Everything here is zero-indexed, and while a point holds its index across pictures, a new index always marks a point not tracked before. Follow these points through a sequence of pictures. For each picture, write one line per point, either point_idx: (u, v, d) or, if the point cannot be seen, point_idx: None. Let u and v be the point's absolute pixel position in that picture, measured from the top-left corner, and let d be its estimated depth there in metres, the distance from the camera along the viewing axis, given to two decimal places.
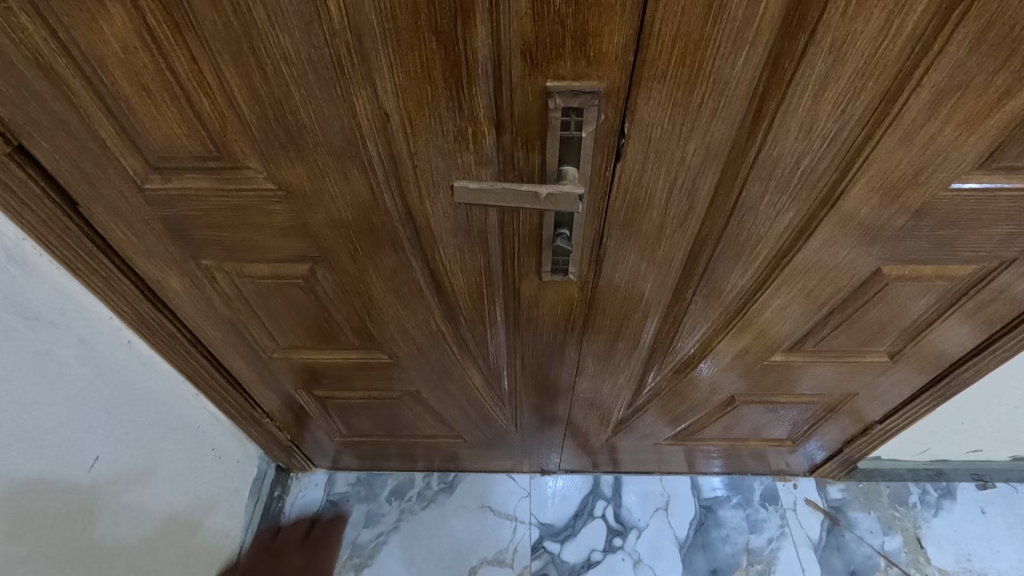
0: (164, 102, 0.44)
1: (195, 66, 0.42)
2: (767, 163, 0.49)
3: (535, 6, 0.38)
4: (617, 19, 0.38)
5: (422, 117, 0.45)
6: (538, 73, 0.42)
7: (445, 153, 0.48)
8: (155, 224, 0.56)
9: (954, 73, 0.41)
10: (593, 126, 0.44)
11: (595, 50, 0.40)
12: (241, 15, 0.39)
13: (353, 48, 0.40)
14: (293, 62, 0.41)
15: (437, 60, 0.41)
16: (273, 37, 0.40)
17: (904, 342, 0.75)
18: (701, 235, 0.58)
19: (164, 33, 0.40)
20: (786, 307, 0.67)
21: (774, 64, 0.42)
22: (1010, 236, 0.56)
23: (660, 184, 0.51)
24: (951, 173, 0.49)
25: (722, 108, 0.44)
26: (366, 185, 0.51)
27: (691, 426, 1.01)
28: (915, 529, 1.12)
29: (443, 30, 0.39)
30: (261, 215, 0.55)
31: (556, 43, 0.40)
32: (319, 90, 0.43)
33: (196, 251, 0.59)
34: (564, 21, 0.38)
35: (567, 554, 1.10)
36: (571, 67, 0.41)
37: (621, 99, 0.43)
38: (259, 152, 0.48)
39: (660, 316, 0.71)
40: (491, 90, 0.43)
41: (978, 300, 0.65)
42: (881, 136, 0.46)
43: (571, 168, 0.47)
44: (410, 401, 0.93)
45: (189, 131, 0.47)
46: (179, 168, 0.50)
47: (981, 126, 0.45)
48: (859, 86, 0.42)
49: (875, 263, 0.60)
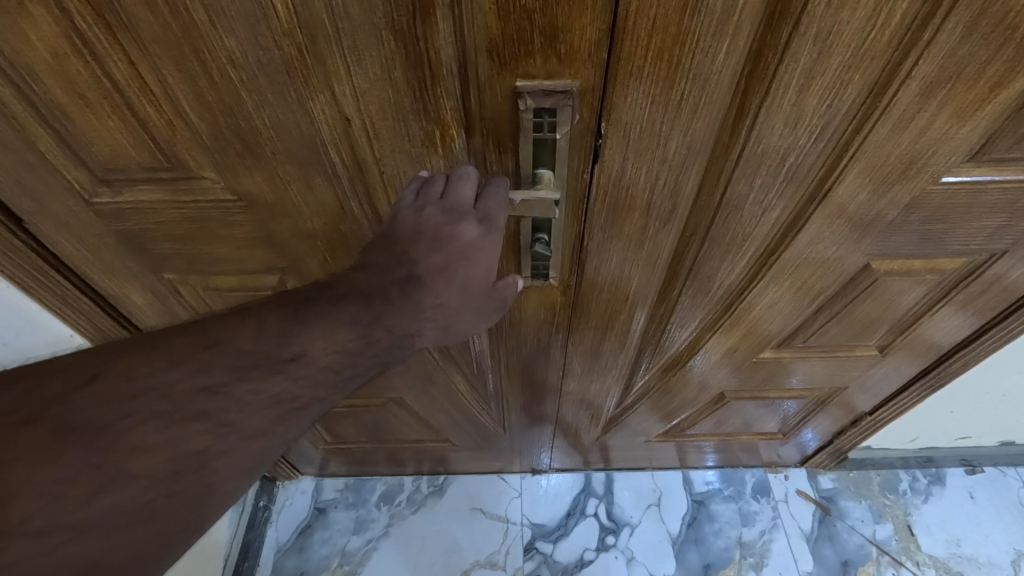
0: (104, 111, 0.41)
1: (135, 71, 0.39)
2: (752, 161, 0.47)
3: (499, 1, 0.35)
4: (588, 13, 0.36)
5: (386, 121, 0.42)
6: (507, 72, 0.39)
7: (413, 158, 0.45)
8: (109, 239, 0.53)
9: (945, 64, 0.39)
10: (568, 127, 0.42)
11: (566, 47, 0.37)
12: (180, 16, 0.36)
13: (305, 49, 0.38)
14: (242, 65, 0.39)
15: (396, 61, 0.38)
16: (218, 39, 0.37)
17: (893, 336, 0.74)
18: (685, 235, 0.56)
19: (97, 36, 0.37)
20: (775, 304, 0.66)
21: (757, 57, 0.39)
22: (1000, 228, 0.54)
23: (641, 184, 0.48)
24: (941, 167, 0.47)
25: (703, 106, 0.42)
26: (332, 192, 0.49)
27: (682, 422, 0.99)
28: (905, 516, 1.12)
29: (401, 28, 0.37)
30: (222, 227, 0.52)
31: (524, 40, 0.37)
32: (272, 95, 0.40)
33: (158, 265, 0.56)
34: (531, 16, 0.36)
35: (560, 554, 1.09)
36: (542, 66, 0.38)
37: (597, 99, 0.41)
38: (213, 161, 0.46)
39: (648, 311, 0.68)
40: (457, 91, 0.40)
41: (969, 292, 0.64)
42: (869, 131, 0.44)
43: (545, 171, 0.45)
44: (394, 407, 0.92)
45: (136, 141, 0.44)
46: (130, 180, 0.47)
47: (972, 118, 0.43)
48: (847, 78, 0.40)
49: (864, 259, 0.59)
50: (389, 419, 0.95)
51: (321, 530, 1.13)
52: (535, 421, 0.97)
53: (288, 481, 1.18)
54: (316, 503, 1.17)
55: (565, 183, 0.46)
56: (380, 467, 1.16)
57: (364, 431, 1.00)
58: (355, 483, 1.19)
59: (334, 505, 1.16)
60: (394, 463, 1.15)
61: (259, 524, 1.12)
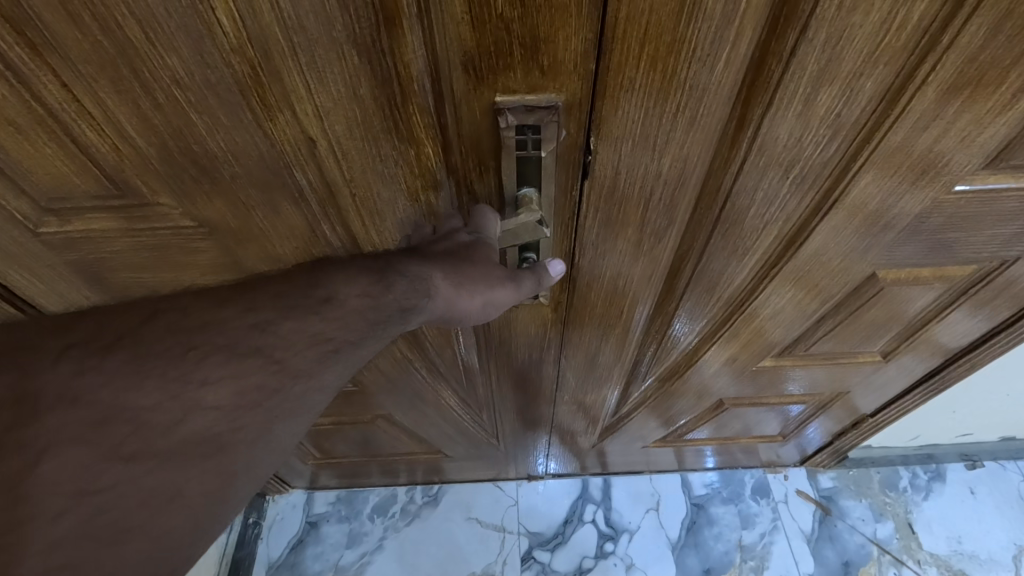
0: (40, 137, 0.38)
1: (69, 94, 0.35)
2: (753, 172, 0.43)
3: (473, 10, 0.31)
4: (572, 21, 0.32)
5: (354, 142, 0.40)
6: (485, 87, 0.35)
7: (386, 179, 0.43)
8: (63, 268, 0.50)
9: (964, 70, 0.36)
10: (554, 143, 0.39)
11: (549, 59, 0.34)
12: (113, 33, 0.32)
13: (259, 66, 0.34)
14: (189, 86, 0.35)
15: (361, 78, 0.35)
16: (159, 58, 0.33)
17: (898, 341, 0.71)
18: (682, 248, 0.52)
19: (20, 58, 0.33)
20: (777, 314, 0.63)
21: (758, 65, 0.36)
22: (1015, 235, 0.51)
23: (635, 199, 0.45)
24: (955, 175, 0.44)
25: (701, 118, 0.38)
26: (300, 215, 0.46)
27: (681, 428, 0.97)
28: (906, 514, 1.11)
29: (364, 42, 0.33)
30: (182, 253, 0.50)
31: (502, 53, 0.33)
32: (226, 117, 0.37)
33: (119, 293, 0.54)
34: (510, 26, 0.32)
35: (558, 563, 1.07)
36: (523, 79, 0.35)
37: (584, 114, 0.37)
38: (169, 186, 0.42)
39: (655, 296, 0.59)
40: (430, 108, 0.37)
41: (978, 297, 0.61)
42: (879, 140, 0.41)
43: (530, 191, 0.42)
44: (383, 422, 0.89)
45: (79, 169, 0.41)
46: (79, 209, 0.44)
47: (990, 125, 0.40)
48: (857, 85, 0.37)
49: (870, 269, 0.56)
50: (379, 433, 0.92)
51: (313, 545, 1.10)
52: (531, 430, 0.95)
53: (277, 495, 1.15)
54: (307, 517, 1.14)
55: (552, 204, 0.43)
56: (372, 478, 1.14)
57: (353, 445, 0.97)
58: (347, 495, 1.16)
59: (326, 518, 1.14)
60: (386, 474, 1.12)
61: (249, 541, 1.09)
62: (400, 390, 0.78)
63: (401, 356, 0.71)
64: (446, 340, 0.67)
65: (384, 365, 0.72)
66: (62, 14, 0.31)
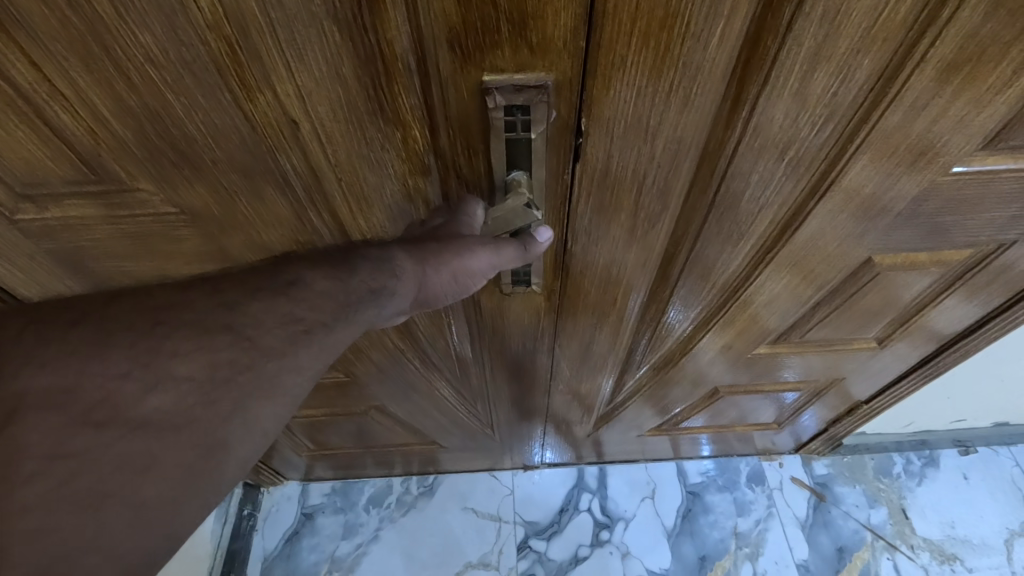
0: (12, 122, 0.38)
1: (39, 74, 0.35)
2: (749, 154, 0.42)
3: None
4: None
5: (337, 125, 0.38)
6: (472, 66, 0.34)
7: (373, 162, 0.42)
8: (41, 258, 0.50)
9: (964, 45, 0.35)
10: (544, 126, 0.37)
11: (538, 37, 0.33)
12: (79, 8, 0.31)
13: (235, 44, 0.33)
14: (163, 66, 0.34)
15: (344, 57, 0.34)
16: (131, 35, 0.32)
17: (893, 328, 0.71)
18: (676, 234, 0.52)
19: None
20: (772, 300, 0.62)
21: (754, 40, 0.35)
22: (1012, 218, 0.51)
23: (628, 183, 0.44)
24: (953, 157, 0.43)
25: (696, 97, 0.37)
26: (285, 202, 0.45)
27: (677, 416, 0.97)
28: (899, 500, 1.11)
29: (344, 19, 0.32)
30: (166, 241, 0.49)
31: (490, 30, 0.32)
32: (204, 98, 0.36)
33: (100, 283, 0.54)
34: (497, 3, 0.31)
35: (554, 552, 1.08)
36: (511, 58, 0.34)
37: (575, 95, 0.36)
38: (148, 171, 0.42)
39: (645, 290, 0.60)
40: (417, 90, 0.36)
41: (974, 282, 0.61)
42: (877, 119, 0.40)
43: (520, 174, 0.40)
44: (376, 414, 0.88)
45: (53, 154, 0.40)
46: (56, 194, 0.44)
47: (989, 104, 0.39)
48: (855, 62, 0.36)
49: (865, 254, 0.55)
50: (372, 424, 0.92)
51: (308, 536, 1.10)
52: (525, 420, 0.94)
53: (272, 487, 1.15)
54: (302, 509, 1.13)
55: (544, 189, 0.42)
56: (367, 469, 1.13)
57: (347, 437, 0.97)
58: (342, 487, 1.16)
59: (321, 510, 1.13)
60: (381, 465, 1.11)
61: (244, 534, 1.09)
62: (391, 382, 0.78)
63: (393, 347, 0.70)
64: (438, 331, 0.66)
65: (375, 355, 0.72)
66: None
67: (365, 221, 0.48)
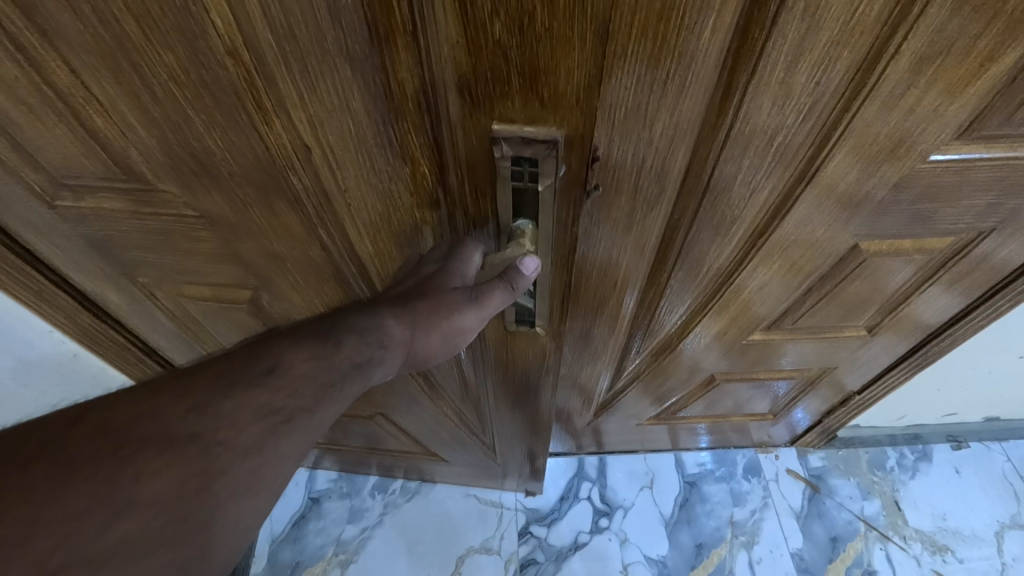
0: (51, 119, 0.42)
1: (76, 79, 0.39)
2: (740, 140, 0.46)
3: (467, 34, 0.31)
4: (576, 54, 0.32)
5: (346, 152, 0.41)
6: (480, 113, 0.35)
7: (381, 192, 0.44)
8: (77, 241, 0.54)
9: (934, 39, 0.38)
10: (551, 179, 0.39)
11: (549, 89, 0.33)
12: (111, 27, 0.34)
13: (252, 70, 0.35)
14: (185, 83, 0.37)
15: (354, 93, 0.36)
16: (155, 55, 0.36)
17: (881, 316, 0.74)
18: (674, 218, 0.55)
19: (31, 43, 0.36)
20: (765, 286, 0.65)
21: (743, 34, 0.38)
22: (990, 206, 0.54)
23: (628, 168, 0.47)
24: (930, 145, 0.47)
25: (691, 85, 0.40)
26: (296, 217, 0.48)
27: (674, 404, 1.00)
28: (892, 492, 1.14)
29: (357, 57, 0.34)
30: (187, 240, 0.53)
31: (500, 81, 0.33)
32: (223, 116, 0.39)
33: (128, 269, 0.58)
34: (508, 54, 0.32)
35: (554, 538, 1.10)
36: (521, 109, 0.35)
37: (584, 150, 0.38)
38: (171, 174, 0.45)
39: (640, 286, 0.65)
40: (423, 127, 0.38)
41: (956, 271, 0.64)
42: (859, 108, 0.43)
43: (525, 223, 0.43)
44: (382, 420, 0.91)
45: (85, 150, 0.44)
46: (90, 187, 0.48)
47: (962, 94, 0.42)
48: (834, 55, 0.39)
49: (852, 240, 0.58)
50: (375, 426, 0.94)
51: (315, 519, 1.13)
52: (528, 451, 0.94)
53: None
54: (309, 494, 1.17)
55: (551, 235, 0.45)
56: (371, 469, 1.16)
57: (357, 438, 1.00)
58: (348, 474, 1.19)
59: (328, 495, 1.17)
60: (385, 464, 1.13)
61: None
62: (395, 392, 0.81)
63: None
64: None
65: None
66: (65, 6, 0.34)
67: (378, 243, 0.50)
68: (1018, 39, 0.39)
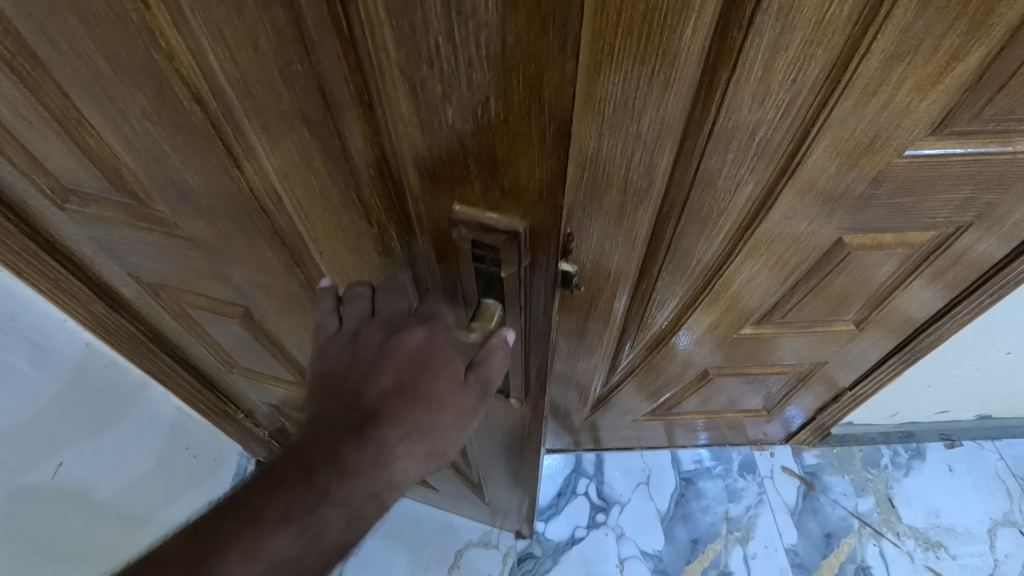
0: (50, 134, 0.44)
1: (67, 100, 0.40)
2: (723, 135, 0.48)
3: (422, 117, 0.29)
4: (534, 147, 0.29)
5: (314, 206, 0.39)
6: (441, 193, 0.33)
7: (352, 248, 0.42)
8: (84, 238, 0.58)
9: (903, 38, 0.41)
10: (514, 267, 0.35)
11: (509, 181, 0.31)
12: (88, 63, 0.35)
13: (215, 120, 0.35)
14: (157, 120, 0.38)
15: (315, 152, 0.35)
16: (128, 91, 0.36)
17: (869, 310, 0.76)
18: (663, 209, 0.57)
19: (24, 67, 0.38)
20: (753, 279, 0.68)
21: (722, 34, 0.41)
22: (966, 200, 0.56)
23: (618, 160, 0.50)
24: (905, 140, 0.49)
25: (675, 81, 0.43)
26: (274, 254, 0.48)
27: (669, 400, 1.02)
28: (886, 489, 1.15)
29: (313, 119, 0.32)
30: (180, 256, 0.55)
31: (457, 164, 0.31)
32: (196, 155, 0.39)
33: (131, 268, 0.61)
34: (463, 140, 0.29)
35: (551, 533, 1.12)
36: (481, 195, 0.32)
37: (553, 244, 0.34)
38: (157, 196, 0.46)
39: (631, 288, 0.69)
40: (389, 196, 0.36)
41: (939, 265, 0.67)
42: (834, 104, 0.46)
43: (492, 303, 0.39)
44: None
45: (83, 165, 0.47)
46: (91, 195, 0.51)
47: (931, 91, 0.45)
48: (809, 54, 0.42)
49: (835, 234, 0.61)
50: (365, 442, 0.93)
51: None
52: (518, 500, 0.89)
53: None
54: None
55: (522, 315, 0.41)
56: None
57: None
58: None
59: None
60: None
61: None
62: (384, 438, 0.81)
63: None
64: None
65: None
66: (43, 39, 0.35)
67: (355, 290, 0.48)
68: (982, 39, 0.41)
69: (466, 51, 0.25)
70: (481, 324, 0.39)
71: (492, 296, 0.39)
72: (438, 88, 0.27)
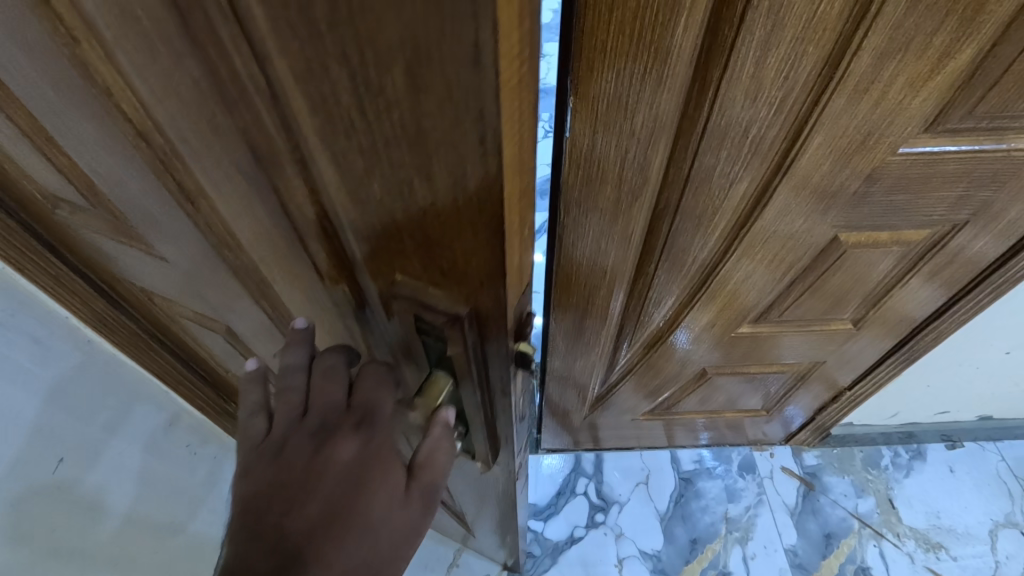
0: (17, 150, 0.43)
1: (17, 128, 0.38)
2: (716, 133, 0.49)
3: (347, 185, 0.23)
4: (469, 237, 0.23)
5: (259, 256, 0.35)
6: (378, 263, 0.27)
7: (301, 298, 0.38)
8: (80, 240, 0.58)
9: (895, 34, 0.41)
10: (459, 345, 0.29)
11: (449, 264, 0.25)
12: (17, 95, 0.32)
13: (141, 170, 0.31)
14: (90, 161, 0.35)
15: (244, 215, 0.30)
16: (56, 128, 0.33)
17: (866, 309, 0.76)
18: (658, 206, 0.58)
19: None
20: (750, 277, 0.68)
21: (714, 31, 0.41)
22: (962, 197, 0.57)
23: (613, 156, 0.50)
24: (899, 137, 0.49)
25: (668, 79, 0.43)
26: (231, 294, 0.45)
27: (668, 399, 1.02)
28: (886, 490, 1.15)
29: (235, 181, 0.27)
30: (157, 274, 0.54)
31: (391, 237, 0.25)
32: (133, 197, 0.36)
33: (124, 271, 0.61)
34: (394, 216, 0.24)
35: (550, 532, 1.12)
36: (422, 269, 0.26)
37: (506, 332, 0.28)
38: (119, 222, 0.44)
39: (626, 289, 0.70)
40: (330, 257, 0.30)
41: (935, 262, 0.67)
42: (828, 100, 0.46)
43: (440, 377, 0.32)
44: None
45: (53, 181, 0.46)
46: (71, 208, 0.50)
47: (924, 88, 0.45)
48: (800, 51, 0.42)
49: (831, 232, 0.61)
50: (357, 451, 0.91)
51: None
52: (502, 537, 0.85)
53: None
54: None
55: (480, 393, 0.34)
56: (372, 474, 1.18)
57: None
58: None
59: None
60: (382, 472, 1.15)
61: None
62: None
63: None
64: None
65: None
66: None
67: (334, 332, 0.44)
68: (972, 36, 0.41)
69: (379, 130, 0.19)
70: (424, 400, 0.32)
71: (445, 368, 0.32)
72: (357, 162, 0.21)
